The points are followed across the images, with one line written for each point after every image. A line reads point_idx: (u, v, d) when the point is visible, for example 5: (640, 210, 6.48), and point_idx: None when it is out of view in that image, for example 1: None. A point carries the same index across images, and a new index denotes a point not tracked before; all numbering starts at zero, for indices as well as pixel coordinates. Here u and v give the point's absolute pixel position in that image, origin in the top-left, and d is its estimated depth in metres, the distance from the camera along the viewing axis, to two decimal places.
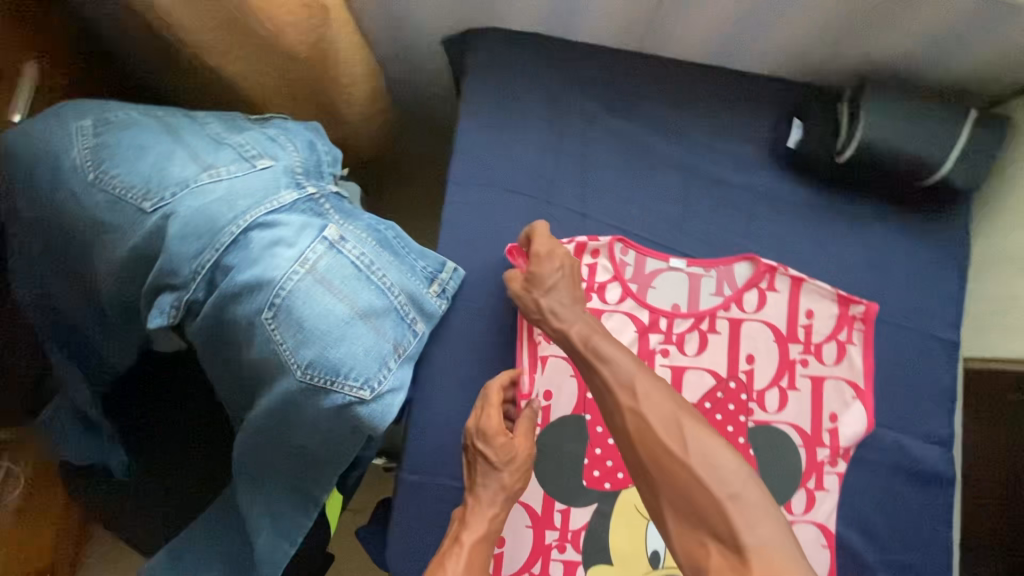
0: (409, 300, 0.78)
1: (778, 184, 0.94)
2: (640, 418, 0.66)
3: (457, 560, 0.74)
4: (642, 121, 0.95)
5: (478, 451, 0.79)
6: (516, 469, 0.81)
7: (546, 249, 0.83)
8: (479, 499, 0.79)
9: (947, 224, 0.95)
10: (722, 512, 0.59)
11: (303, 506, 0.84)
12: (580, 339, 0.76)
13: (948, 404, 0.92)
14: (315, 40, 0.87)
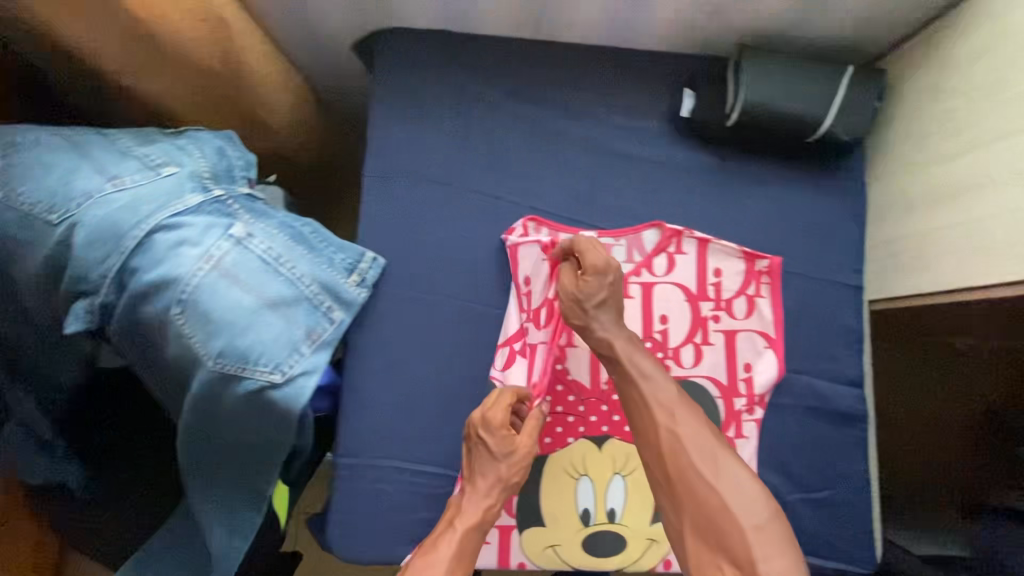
0: (323, 289, 0.82)
1: (676, 154, 0.99)
2: (672, 437, 0.72)
3: (450, 543, 0.75)
4: (543, 106, 1.00)
5: (480, 439, 0.81)
6: (515, 462, 0.82)
7: (601, 264, 0.82)
8: (476, 489, 0.81)
9: (840, 177, 1.01)
10: (740, 532, 0.65)
11: (252, 504, 0.84)
12: (625, 351, 0.80)
13: (856, 345, 0.97)
14: (223, 52, 0.91)
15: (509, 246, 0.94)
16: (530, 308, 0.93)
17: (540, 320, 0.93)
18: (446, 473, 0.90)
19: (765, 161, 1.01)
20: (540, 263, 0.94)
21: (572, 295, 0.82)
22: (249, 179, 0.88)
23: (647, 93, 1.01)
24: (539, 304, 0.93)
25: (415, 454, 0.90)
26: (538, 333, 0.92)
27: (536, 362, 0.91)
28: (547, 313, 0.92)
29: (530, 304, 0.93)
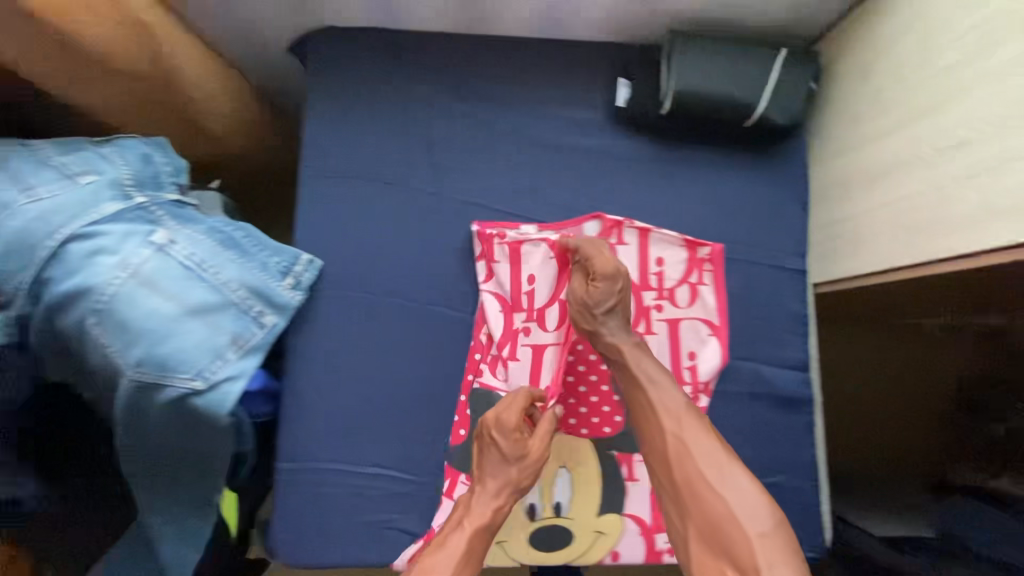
0: (253, 294, 0.81)
1: (615, 144, 0.99)
2: (679, 443, 0.74)
3: (458, 542, 0.74)
4: (480, 100, 1.00)
5: (493, 439, 0.81)
6: (526, 466, 0.82)
7: (611, 272, 0.85)
8: (486, 489, 0.80)
9: (783, 161, 1.00)
10: (745, 539, 0.65)
11: (200, 511, 0.85)
12: (632, 357, 0.83)
13: (801, 330, 0.97)
14: (154, 56, 0.90)
15: (510, 246, 0.93)
16: (535, 308, 0.94)
17: (547, 321, 0.93)
18: (389, 474, 0.89)
19: (707, 148, 1.00)
20: (548, 262, 0.94)
21: (582, 300, 0.85)
22: (179, 185, 0.87)
23: (584, 85, 1.00)
24: (545, 304, 0.94)
25: (358, 455, 0.89)
26: (545, 334, 0.93)
27: (544, 365, 0.92)
28: (554, 313, 0.93)
29: (534, 305, 0.94)
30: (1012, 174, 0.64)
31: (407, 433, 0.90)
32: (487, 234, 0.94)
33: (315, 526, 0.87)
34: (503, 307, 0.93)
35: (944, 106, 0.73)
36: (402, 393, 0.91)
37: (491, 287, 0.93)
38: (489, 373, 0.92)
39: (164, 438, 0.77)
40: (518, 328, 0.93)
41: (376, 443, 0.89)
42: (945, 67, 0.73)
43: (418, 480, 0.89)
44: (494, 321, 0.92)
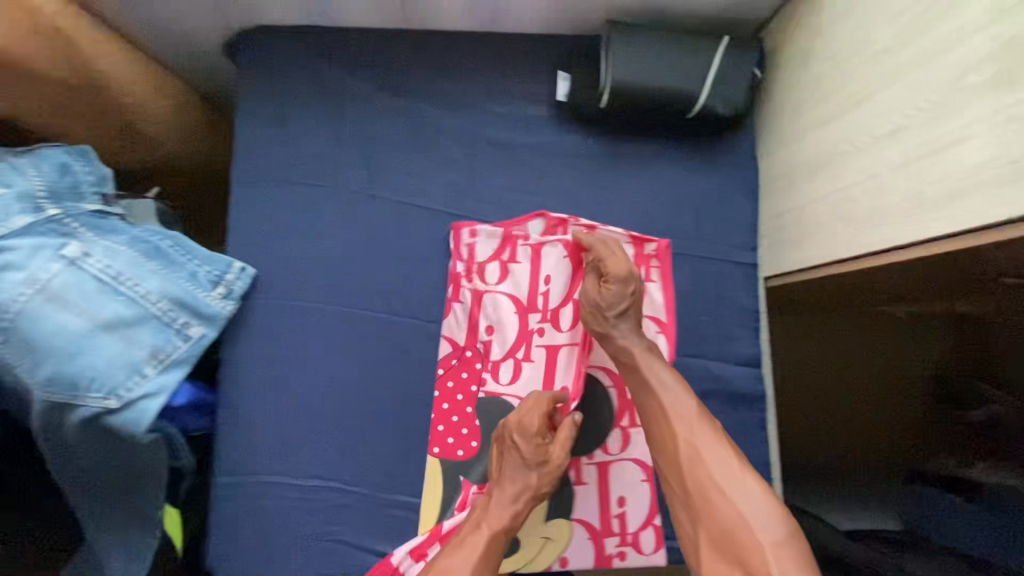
0: (178, 305, 0.79)
1: (558, 140, 0.97)
2: (691, 449, 0.72)
3: (474, 548, 0.72)
4: (417, 98, 0.97)
5: (512, 443, 0.79)
6: (545, 472, 0.79)
7: (622, 275, 0.80)
8: (505, 493, 0.78)
9: (730, 152, 0.98)
10: (758, 547, 0.63)
11: (147, 526, 0.81)
12: (644, 361, 0.80)
13: (751, 324, 0.95)
14: (78, 63, 0.87)
15: (531, 246, 0.91)
16: (550, 308, 0.89)
17: (562, 321, 0.89)
18: (329, 484, 0.86)
19: (652, 141, 0.98)
20: (565, 261, 0.90)
21: (592, 303, 0.81)
22: (105, 194, 0.84)
23: (524, 79, 0.97)
24: (560, 303, 0.89)
25: (296, 467, 0.86)
26: (560, 334, 0.88)
27: (557, 365, 0.88)
28: (569, 313, 0.89)
29: (549, 305, 0.89)
30: (943, 162, 0.61)
31: (348, 442, 0.88)
32: (510, 232, 0.91)
33: (254, 540, 0.85)
34: (515, 308, 0.90)
35: (878, 91, 0.70)
36: (342, 402, 0.89)
37: (507, 287, 0.91)
38: (494, 377, 0.89)
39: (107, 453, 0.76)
40: (530, 329, 0.89)
41: (315, 454, 0.87)
42: (879, 51, 0.70)
43: (359, 490, 0.86)
44: (507, 321, 0.90)
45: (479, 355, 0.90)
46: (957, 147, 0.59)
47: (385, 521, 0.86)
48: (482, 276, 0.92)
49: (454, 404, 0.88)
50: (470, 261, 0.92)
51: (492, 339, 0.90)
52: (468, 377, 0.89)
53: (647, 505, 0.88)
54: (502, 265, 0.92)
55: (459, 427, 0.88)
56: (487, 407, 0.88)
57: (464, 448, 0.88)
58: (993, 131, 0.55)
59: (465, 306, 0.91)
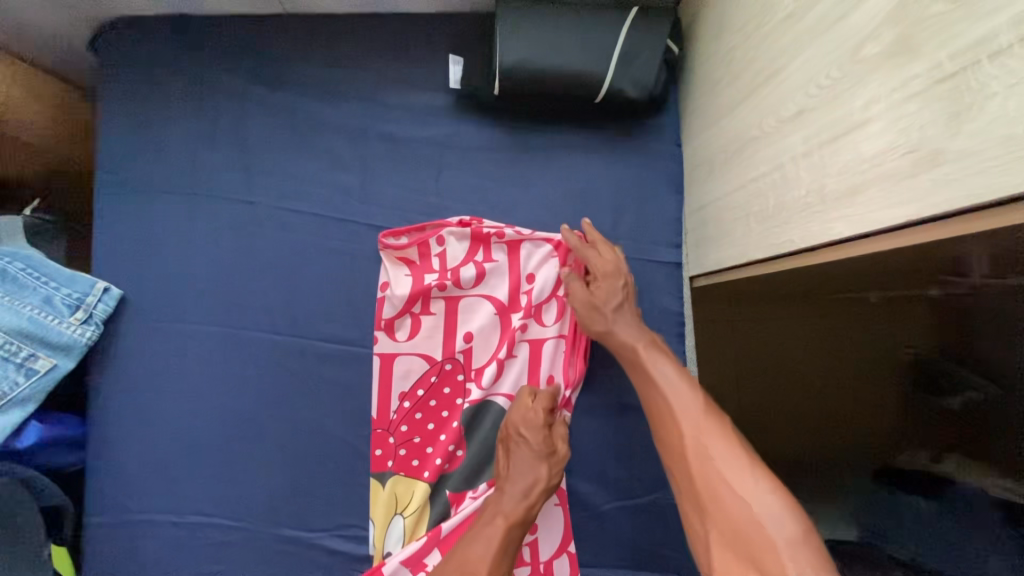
0: (18, 335, 0.73)
1: (457, 133, 0.87)
2: (698, 445, 0.63)
3: (490, 541, 0.67)
4: (299, 91, 0.87)
5: (518, 436, 0.74)
6: (554, 463, 0.74)
7: (612, 269, 0.78)
8: (514, 487, 0.71)
9: (650, 139, 0.88)
10: (771, 546, 0.53)
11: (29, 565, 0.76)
12: (645, 356, 0.73)
13: (677, 329, 0.87)
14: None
15: (510, 243, 0.84)
16: (534, 304, 0.84)
17: (547, 315, 0.85)
18: (209, 521, 0.79)
19: (563, 129, 0.88)
20: (549, 256, 0.85)
21: (588, 303, 0.78)
22: None
23: (416, 65, 0.87)
24: (545, 298, 0.85)
25: (174, 502, 0.79)
26: (545, 328, 0.85)
27: (542, 358, 0.84)
28: (554, 307, 0.85)
29: (533, 301, 0.84)
30: (846, 149, 0.51)
31: (228, 474, 0.80)
32: (480, 230, 0.83)
33: None
34: (498, 310, 0.84)
35: (783, 66, 0.60)
36: (224, 432, 0.81)
37: (483, 290, 0.85)
38: (478, 384, 0.82)
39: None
40: (515, 329, 0.83)
41: (195, 488, 0.80)
42: (783, 18, 0.60)
43: (242, 525, 0.79)
44: (487, 323, 0.84)
45: (460, 366, 0.83)
46: (859, 132, 0.49)
47: (272, 557, 0.79)
48: (453, 279, 0.84)
49: (439, 422, 0.82)
50: (437, 267, 0.84)
51: (472, 345, 0.84)
52: (450, 391, 0.83)
53: (559, 532, 0.80)
54: (470, 264, 0.84)
55: (438, 435, 0.81)
56: (475, 416, 0.82)
57: (448, 458, 0.80)
58: (891, 112, 0.45)
59: (439, 315, 0.84)
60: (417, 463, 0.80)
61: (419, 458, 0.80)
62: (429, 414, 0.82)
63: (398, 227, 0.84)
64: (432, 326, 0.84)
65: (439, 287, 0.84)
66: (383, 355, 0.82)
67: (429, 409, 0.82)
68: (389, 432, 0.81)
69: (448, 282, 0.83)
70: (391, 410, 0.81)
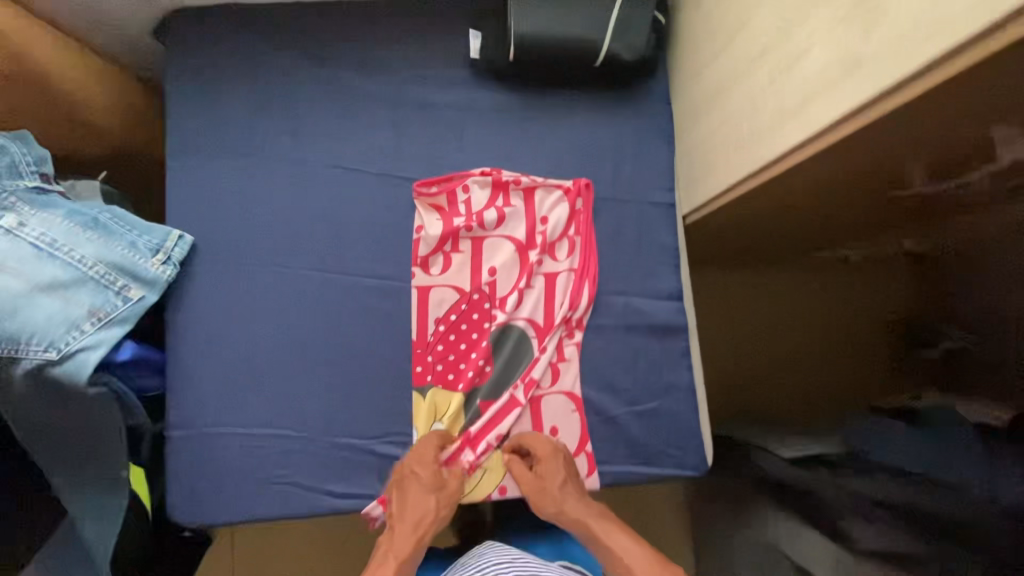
0: (115, 269, 0.84)
1: (477, 97, 1.01)
2: None
3: None
4: (340, 64, 1.00)
5: (412, 472, 0.86)
6: (444, 496, 0.87)
7: (550, 449, 0.90)
8: (407, 525, 0.83)
9: (643, 98, 1.02)
10: None
11: (113, 489, 0.84)
12: (600, 528, 0.83)
13: (673, 260, 1.00)
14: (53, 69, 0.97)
15: (526, 189, 0.98)
16: (548, 242, 0.98)
17: (559, 251, 0.98)
18: (276, 431, 0.91)
19: (568, 92, 1.02)
20: (560, 199, 0.98)
21: (538, 486, 0.87)
22: (44, 174, 0.89)
23: (441, 40, 1.01)
24: (557, 237, 0.98)
25: (245, 417, 0.92)
26: (558, 263, 0.98)
27: (556, 288, 0.97)
28: (566, 245, 0.98)
29: (547, 239, 0.97)
30: (796, 75, 0.65)
31: (290, 392, 0.92)
32: (500, 178, 0.97)
33: (211, 489, 0.90)
34: (517, 248, 0.97)
35: (748, 18, 0.74)
36: (286, 355, 0.93)
37: (505, 231, 0.98)
38: (502, 310, 0.96)
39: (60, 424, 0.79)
40: (532, 263, 0.97)
41: (262, 404, 0.92)
42: None
43: (306, 435, 0.91)
44: (508, 259, 0.97)
45: (486, 296, 0.96)
46: (803, 59, 0.64)
47: (332, 462, 0.91)
48: (477, 221, 0.97)
49: (469, 342, 0.95)
50: (464, 211, 0.98)
51: (496, 278, 0.97)
52: (479, 317, 0.96)
53: (577, 435, 0.93)
54: (491, 207, 0.97)
55: (469, 354, 0.95)
56: (499, 338, 0.95)
57: (477, 371, 0.94)
58: (827, 37, 0.59)
59: (466, 253, 0.97)
60: (452, 377, 0.94)
61: (454, 373, 0.94)
62: (460, 336, 0.95)
63: (429, 179, 0.98)
64: (461, 262, 0.97)
65: (465, 229, 0.97)
66: (420, 288, 0.96)
67: (460, 331, 0.95)
68: (427, 352, 0.95)
69: (473, 223, 0.97)
70: (428, 333, 0.95)
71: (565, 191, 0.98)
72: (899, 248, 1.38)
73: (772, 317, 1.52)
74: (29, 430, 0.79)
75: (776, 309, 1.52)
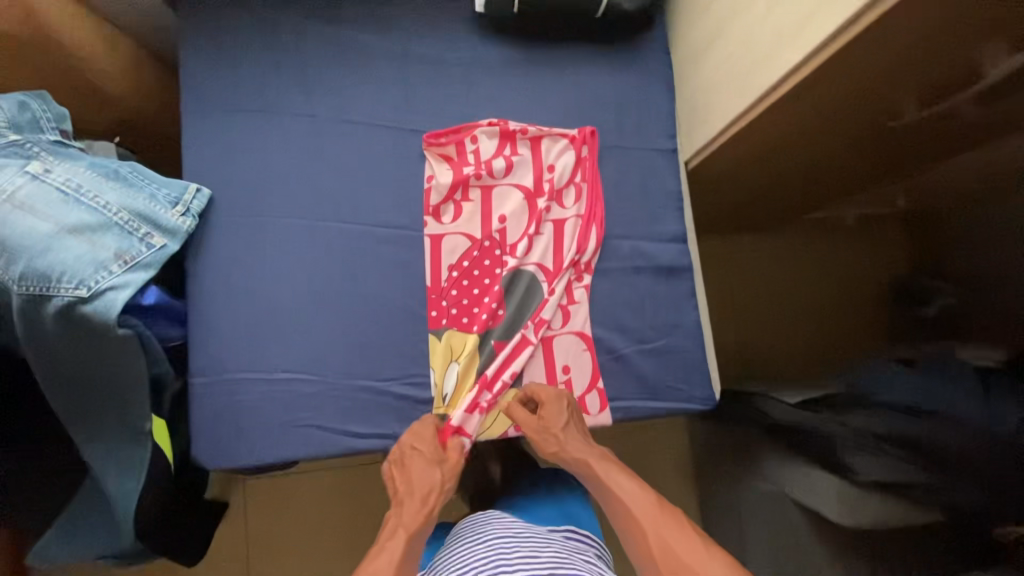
0: (138, 217, 0.86)
1: (483, 50, 1.04)
2: (660, 537, 0.78)
3: (392, 553, 0.79)
4: (349, 22, 1.03)
5: (413, 447, 0.90)
6: (447, 469, 0.90)
7: (553, 395, 0.93)
8: (415, 499, 0.87)
9: (644, 49, 1.06)
10: None
11: (136, 441, 0.87)
12: (601, 468, 0.89)
13: (677, 204, 1.04)
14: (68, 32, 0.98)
15: (533, 139, 1.01)
16: (556, 189, 1.01)
17: (566, 198, 1.01)
18: (296, 375, 0.94)
19: (572, 44, 1.05)
20: (566, 148, 1.01)
21: (541, 429, 0.90)
22: (63, 130, 0.90)
23: None
24: (565, 184, 1.01)
25: (265, 363, 0.94)
26: (565, 209, 1.01)
27: (565, 233, 1.00)
28: (572, 192, 1.01)
29: (555, 186, 1.00)
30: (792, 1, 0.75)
31: (310, 338, 0.95)
32: (508, 128, 1.00)
33: (235, 436, 0.92)
34: (526, 195, 1.00)
35: None
36: (305, 303, 0.96)
37: (513, 180, 1.01)
38: (513, 255, 0.99)
39: (90, 370, 0.82)
40: (541, 209, 0.99)
41: (282, 350, 0.94)
42: None
43: (327, 379, 0.94)
44: (517, 206, 1.00)
45: (497, 242, 0.99)
46: None
47: (352, 404, 0.94)
48: (486, 170, 1.00)
49: (482, 287, 0.98)
50: (473, 160, 1.01)
51: (506, 225, 1.00)
52: (490, 263, 0.99)
53: (589, 371, 0.97)
54: (499, 156, 1.00)
55: (483, 298, 0.97)
56: (511, 282, 0.98)
57: (490, 315, 0.96)
58: None
59: (476, 201, 1.00)
60: (466, 320, 0.97)
61: (468, 317, 0.97)
62: (473, 281, 0.98)
63: (438, 130, 1.01)
64: (472, 210, 1.00)
65: (475, 177, 1.00)
66: (433, 236, 0.98)
67: (473, 277, 0.98)
68: (442, 297, 0.97)
69: (482, 172, 1.00)
70: (442, 278, 0.98)
71: (571, 140, 1.01)
72: (893, 209, 1.42)
73: (770, 278, 1.64)
74: (60, 376, 0.82)
75: (775, 270, 1.63)
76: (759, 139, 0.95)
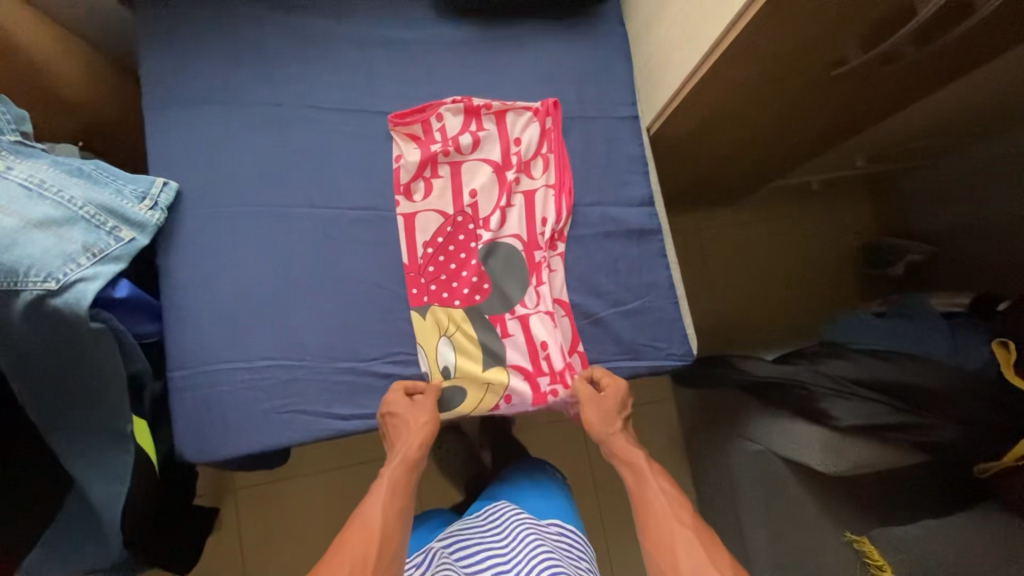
0: (105, 211, 0.86)
1: (442, 31, 1.05)
2: (688, 536, 0.79)
3: (378, 503, 0.84)
4: (308, 10, 1.04)
5: (389, 412, 0.90)
6: (422, 429, 0.90)
7: (619, 385, 0.96)
8: (396, 461, 0.90)
9: (598, 23, 1.10)
10: None
11: (120, 444, 0.85)
12: (646, 465, 0.92)
13: (641, 169, 1.07)
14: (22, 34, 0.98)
15: (498, 113, 1.03)
16: (523, 162, 1.03)
17: (535, 169, 1.03)
18: (276, 361, 0.93)
19: (529, 20, 1.07)
20: (531, 121, 1.04)
21: (601, 408, 0.95)
22: (23, 133, 0.87)
23: None
24: (532, 156, 1.03)
25: (243, 351, 0.93)
26: (535, 180, 1.03)
27: (536, 203, 1.02)
28: (540, 163, 1.03)
29: (523, 159, 1.02)
30: None
31: (288, 323, 0.95)
32: (472, 104, 1.02)
33: (218, 428, 0.90)
34: (494, 169, 1.02)
35: None
36: (281, 288, 0.96)
37: (481, 154, 1.03)
38: (487, 228, 1.00)
39: (63, 369, 0.80)
40: (510, 181, 1.01)
41: (261, 338, 0.94)
42: None
43: (308, 362, 0.94)
44: (487, 179, 1.01)
45: (470, 217, 1.01)
46: None
47: (336, 388, 0.94)
48: (454, 146, 1.01)
49: (459, 262, 0.99)
50: (439, 137, 1.02)
51: (477, 200, 1.01)
52: (465, 237, 1.00)
53: (570, 335, 0.98)
54: (465, 132, 1.02)
55: (461, 272, 0.99)
56: (488, 254, 0.99)
57: (479, 293, 0.98)
58: None
59: (446, 177, 1.02)
60: (446, 295, 0.97)
61: (447, 292, 0.98)
62: (449, 256, 0.99)
63: (404, 111, 1.02)
64: (443, 187, 1.01)
65: (443, 154, 1.01)
66: (405, 214, 0.99)
67: (448, 252, 0.99)
68: (419, 274, 0.98)
69: (450, 149, 1.01)
70: (418, 255, 0.98)
71: (536, 112, 1.03)
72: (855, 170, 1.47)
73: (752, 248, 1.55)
74: (30, 376, 0.80)
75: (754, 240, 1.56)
76: (712, 97, 0.99)
